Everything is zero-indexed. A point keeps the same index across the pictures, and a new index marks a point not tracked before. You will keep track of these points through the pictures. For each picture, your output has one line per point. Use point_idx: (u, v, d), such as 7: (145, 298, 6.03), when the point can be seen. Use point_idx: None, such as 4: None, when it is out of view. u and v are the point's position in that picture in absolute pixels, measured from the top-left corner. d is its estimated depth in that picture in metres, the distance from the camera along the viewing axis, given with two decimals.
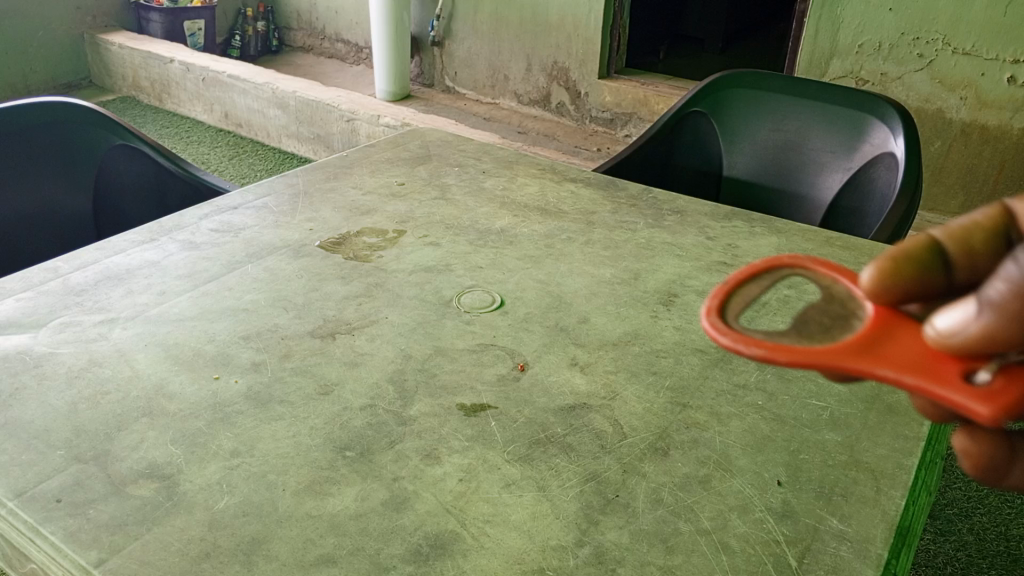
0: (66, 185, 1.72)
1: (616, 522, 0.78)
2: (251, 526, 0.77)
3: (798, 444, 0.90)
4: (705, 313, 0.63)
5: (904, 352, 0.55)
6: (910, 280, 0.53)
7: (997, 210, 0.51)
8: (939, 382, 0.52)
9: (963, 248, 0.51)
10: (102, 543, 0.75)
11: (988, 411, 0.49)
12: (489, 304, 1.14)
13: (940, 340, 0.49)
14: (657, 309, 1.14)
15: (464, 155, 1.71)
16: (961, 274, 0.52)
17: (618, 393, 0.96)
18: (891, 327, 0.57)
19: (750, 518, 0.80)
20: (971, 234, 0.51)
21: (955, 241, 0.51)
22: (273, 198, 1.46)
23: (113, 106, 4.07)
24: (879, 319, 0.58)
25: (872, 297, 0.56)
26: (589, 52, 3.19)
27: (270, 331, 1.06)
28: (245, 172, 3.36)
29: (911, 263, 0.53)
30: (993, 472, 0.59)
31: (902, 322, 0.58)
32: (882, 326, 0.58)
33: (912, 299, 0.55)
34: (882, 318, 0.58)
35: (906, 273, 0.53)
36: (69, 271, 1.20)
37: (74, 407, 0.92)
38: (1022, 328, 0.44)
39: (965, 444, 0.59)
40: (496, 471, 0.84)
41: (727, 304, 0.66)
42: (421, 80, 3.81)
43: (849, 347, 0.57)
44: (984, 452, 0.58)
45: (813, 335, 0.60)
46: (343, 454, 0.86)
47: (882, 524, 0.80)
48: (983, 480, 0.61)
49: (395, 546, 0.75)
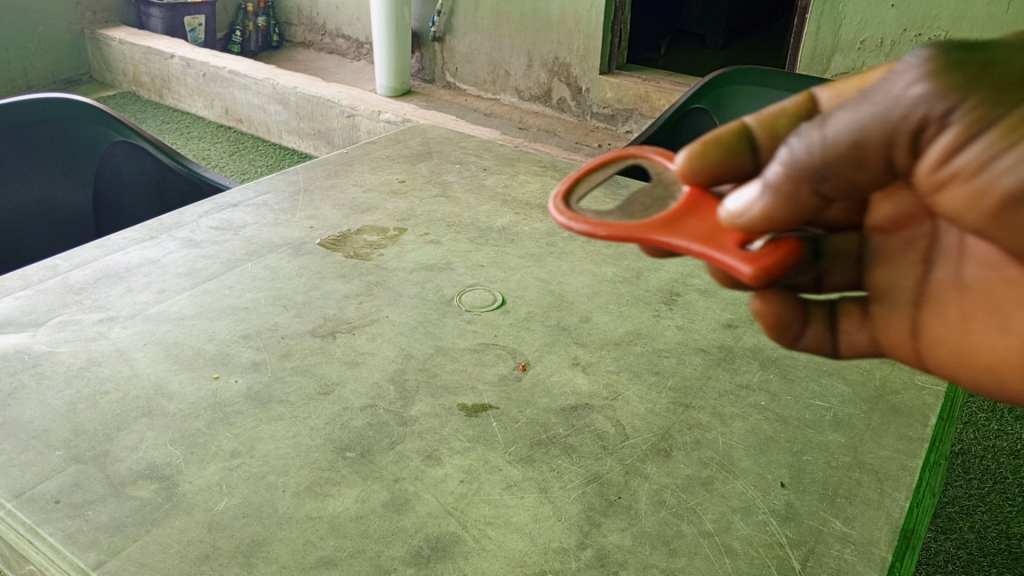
0: (66, 182, 1.71)
1: (618, 524, 0.78)
2: (250, 527, 0.76)
3: (801, 445, 0.89)
4: (552, 196, 0.70)
5: (704, 226, 0.64)
6: (716, 161, 0.65)
7: (800, 102, 0.65)
8: (719, 249, 0.62)
9: (769, 132, 0.64)
10: (101, 545, 0.74)
11: (752, 271, 0.59)
12: (490, 303, 1.14)
13: (732, 217, 0.60)
14: (659, 308, 1.14)
15: (465, 152, 1.70)
16: (764, 157, 0.65)
17: (620, 393, 0.96)
18: (701, 205, 0.67)
19: (752, 520, 0.79)
20: (778, 120, 0.64)
21: (763, 126, 0.64)
22: (273, 195, 1.45)
23: (113, 102, 4.07)
24: (691, 199, 0.67)
25: (689, 179, 0.67)
26: (591, 48, 3.18)
27: (270, 330, 1.05)
28: (245, 168, 3.35)
29: (719, 146, 0.65)
30: (787, 333, 0.72)
31: (709, 202, 0.67)
32: (691, 205, 0.67)
33: (720, 179, 0.66)
34: (693, 198, 0.67)
35: (714, 154, 0.65)
36: (68, 269, 1.19)
37: (73, 407, 0.91)
38: (792, 206, 0.57)
39: (761, 307, 0.71)
40: (497, 472, 0.83)
41: (574, 189, 0.72)
42: (421, 76, 3.79)
43: (657, 221, 0.65)
44: (776, 313, 0.70)
45: (635, 213, 0.68)
46: (344, 455, 0.85)
47: (886, 527, 0.79)
48: (780, 343, 0.73)
49: (396, 548, 0.74)
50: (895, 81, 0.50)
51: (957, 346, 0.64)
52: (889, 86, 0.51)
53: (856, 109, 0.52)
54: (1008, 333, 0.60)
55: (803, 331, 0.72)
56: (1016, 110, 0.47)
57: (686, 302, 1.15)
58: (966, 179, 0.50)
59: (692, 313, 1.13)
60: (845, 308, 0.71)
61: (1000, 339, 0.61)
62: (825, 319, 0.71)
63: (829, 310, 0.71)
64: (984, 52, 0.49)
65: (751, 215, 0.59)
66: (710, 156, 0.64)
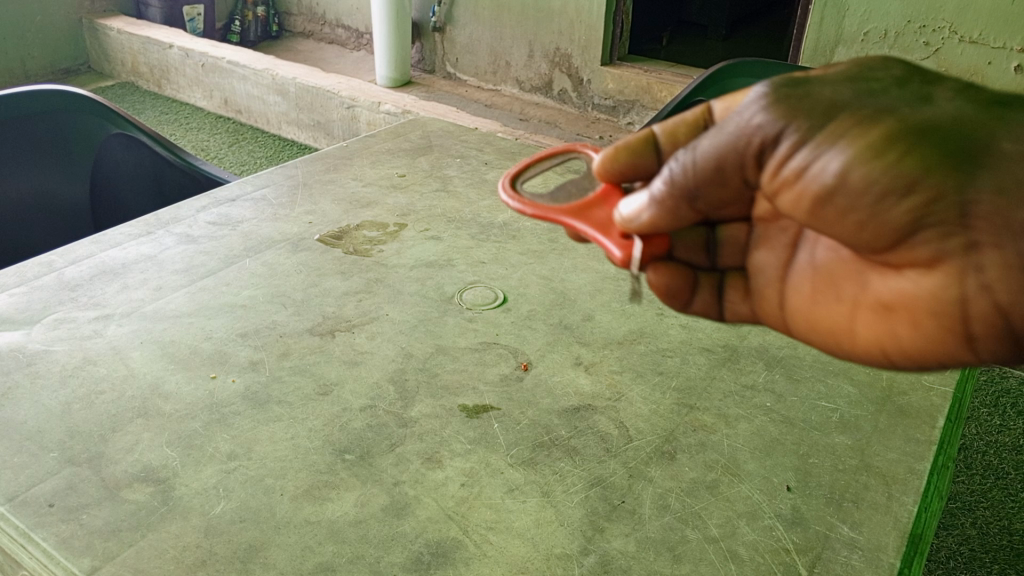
0: (63, 175, 1.70)
1: (621, 529, 0.76)
2: (247, 532, 0.75)
3: (807, 448, 0.88)
4: (503, 177, 0.78)
5: (608, 216, 0.74)
6: (626, 165, 0.73)
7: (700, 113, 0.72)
8: (610, 236, 0.72)
9: (671, 142, 0.72)
10: (95, 551, 0.73)
11: (623, 257, 0.70)
12: (491, 300, 1.12)
13: (623, 221, 0.69)
14: (663, 306, 1.12)
15: (466, 146, 1.68)
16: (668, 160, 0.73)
17: (623, 394, 0.94)
18: (614, 197, 0.76)
19: (758, 525, 0.78)
20: (679, 130, 0.72)
21: (668, 138, 0.72)
22: (272, 189, 1.44)
23: (112, 92, 4.04)
24: (606, 191, 0.76)
25: (605, 178, 0.75)
26: (592, 39, 3.15)
27: (268, 328, 1.04)
28: (244, 160, 3.33)
29: (628, 152, 0.72)
30: (678, 299, 0.76)
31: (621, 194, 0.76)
32: (605, 196, 0.76)
33: (633, 179, 0.74)
34: (609, 190, 0.76)
35: (623, 158, 0.73)
36: (63, 265, 1.17)
37: (67, 407, 0.90)
38: (671, 215, 0.66)
39: (653, 278, 0.75)
40: (499, 475, 0.82)
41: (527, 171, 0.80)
42: (421, 66, 3.76)
43: (571, 208, 0.74)
44: (666, 282, 0.75)
45: (558, 196, 0.77)
46: (343, 458, 0.84)
47: (894, 532, 0.78)
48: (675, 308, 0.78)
49: (396, 553, 0.73)
50: (742, 110, 0.60)
51: (812, 321, 0.70)
52: (738, 114, 0.60)
53: (716, 134, 0.61)
54: (843, 303, 0.67)
55: (693, 296, 0.76)
56: (829, 128, 0.56)
57: None
58: (792, 183, 0.59)
59: None
60: (731, 282, 0.77)
61: (837, 307, 0.67)
62: (713, 288, 0.77)
63: (716, 282, 0.77)
64: (805, 87, 0.58)
65: (641, 221, 0.67)
66: (618, 160, 0.73)
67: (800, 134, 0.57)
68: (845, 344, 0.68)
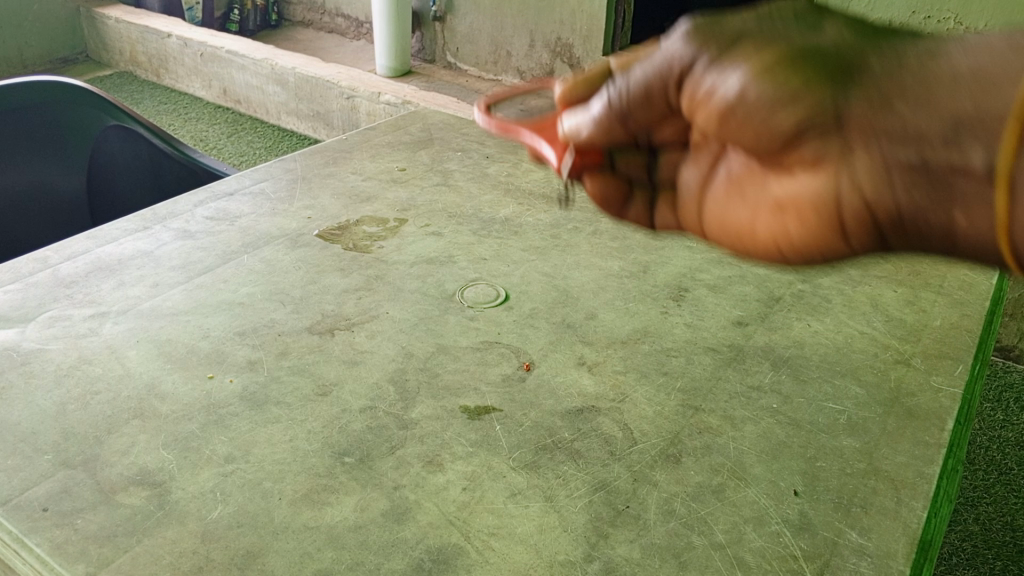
0: (59, 167, 1.68)
1: (626, 535, 0.75)
2: (245, 538, 0.74)
3: (815, 451, 0.86)
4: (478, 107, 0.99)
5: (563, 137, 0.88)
6: (587, 89, 0.82)
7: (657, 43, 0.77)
8: (561, 151, 0.84)
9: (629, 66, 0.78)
10: (90, 556, 0.71)
11: (564, 171, 0.81)
12: (493, 298, 1.10)
13: (567, 134, 0.80)
14: (667, 304, 1.10)
15: (467, 139, 1.66)
16: None
17: (627, 395, 0.93)
18: None
19: (765, 531, 0.76)
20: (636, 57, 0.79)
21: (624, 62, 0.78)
22: (270, 183, 1.42)
23: (110, 82, 4.01)
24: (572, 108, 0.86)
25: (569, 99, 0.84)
26: (594, 28, 3.12)
27: (266, 326, 1.02)
28: (243, 151, 3.31)
29: (590, 78, 0.82)
30: (613, 206, 0.83)
31: None
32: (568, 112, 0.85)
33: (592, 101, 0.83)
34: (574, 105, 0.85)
35: (585, 84, 0.82)
36: (58, 261, 1.16)
37: (62, 408, 0.88)
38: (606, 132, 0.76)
39: (593, 186, 0.82)
40: (501, 479, 0.81)
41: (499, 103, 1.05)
42: (421, 56, 3.71)
43: (534, 131, 0.90)
44: (603, 189, 0.82)
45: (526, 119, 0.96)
46: (342, 461, 0.82)
47: (903, 538, 0.76)
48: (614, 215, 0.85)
49: (396, 560, 0.72)
50: (669, 39, 0.67)
51: (723, 226, 0.73)
52: (666, 46, 0.68)
53: (648, 62, 0.70)
54: (749, 210, 0.69)
55: (626, 202, 0.81)
56: (739, 48, 0.62)
57: (694, 298, 1.12)
58: (702, 97, 0.65)
59: (701, 311, 1.09)
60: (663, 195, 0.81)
61: (742, 211, 0.69)
62: (644, 199, 0.81)
63: (650, 193, 0.81)
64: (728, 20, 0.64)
65: (581, 136, 0.78)
66: (580, 87, 0.82)
67: (711, 57, 0.64)
68: (748, 242, 0.70)
